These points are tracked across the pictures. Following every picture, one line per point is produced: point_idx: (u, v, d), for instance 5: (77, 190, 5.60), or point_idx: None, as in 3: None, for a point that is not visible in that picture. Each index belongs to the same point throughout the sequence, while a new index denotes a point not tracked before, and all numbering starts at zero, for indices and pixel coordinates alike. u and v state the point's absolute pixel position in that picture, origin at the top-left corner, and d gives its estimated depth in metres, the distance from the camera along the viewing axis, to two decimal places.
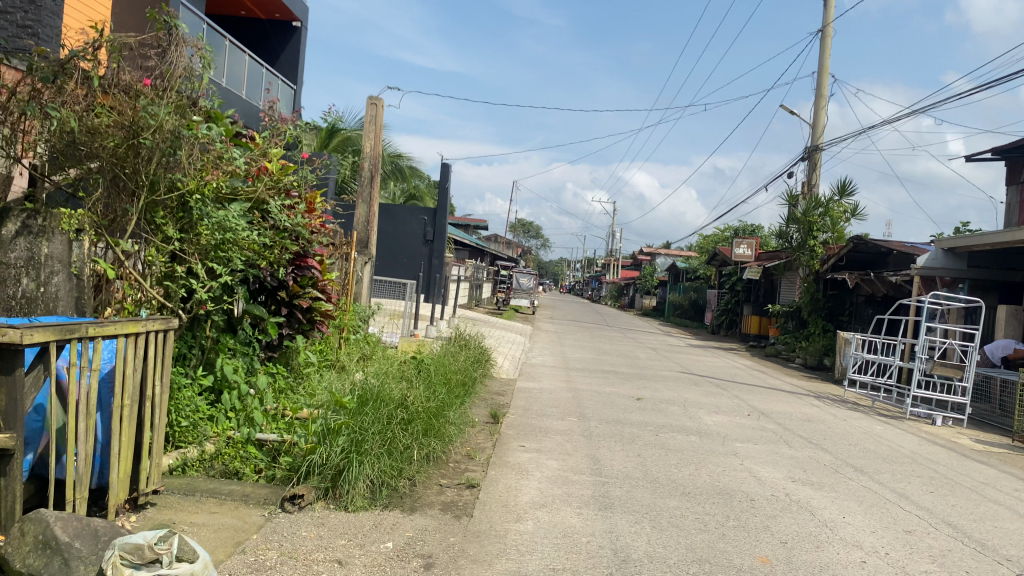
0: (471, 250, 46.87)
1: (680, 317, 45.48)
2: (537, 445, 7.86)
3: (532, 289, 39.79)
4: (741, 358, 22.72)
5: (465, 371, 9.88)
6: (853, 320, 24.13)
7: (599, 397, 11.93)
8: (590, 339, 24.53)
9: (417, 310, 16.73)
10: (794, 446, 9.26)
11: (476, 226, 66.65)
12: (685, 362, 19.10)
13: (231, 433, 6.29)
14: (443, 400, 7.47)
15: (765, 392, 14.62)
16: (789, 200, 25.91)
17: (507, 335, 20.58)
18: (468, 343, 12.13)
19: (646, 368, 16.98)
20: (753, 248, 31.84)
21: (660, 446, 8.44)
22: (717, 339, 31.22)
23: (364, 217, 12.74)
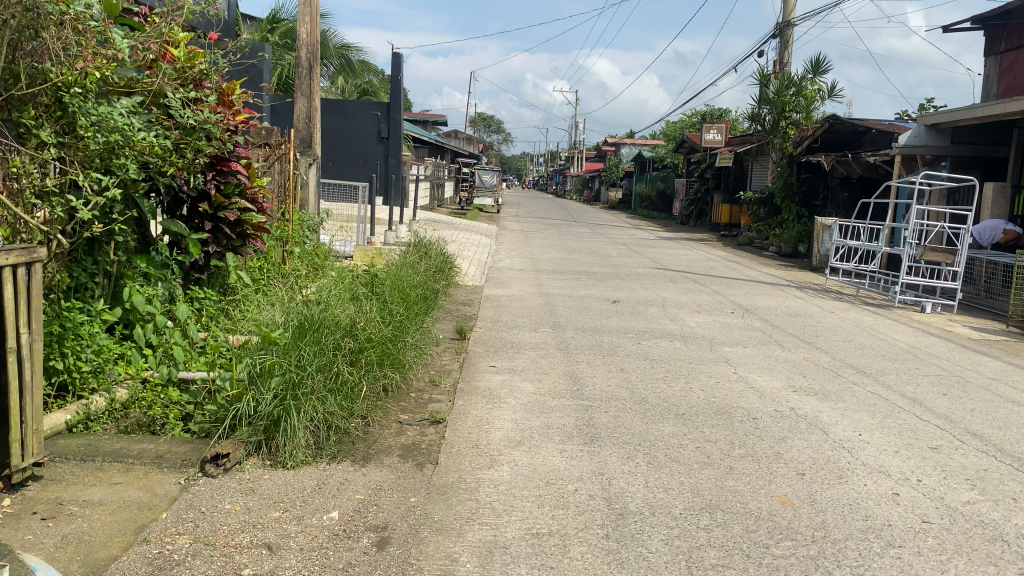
0: (430, 147, 45.19)
1: (647, 208, 44.69)
2: (508, 365, 6.99)
3: (495, 186, 38.53)
4: (714, 249, 22.01)
5: (426, 281, 8.93)
6: (828, 204, 23.43)
7: (573, 301, 11.09)
8: (557, 236, 23.64)
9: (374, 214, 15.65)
10: (788, 347, 8.53)
11: (435, 122, 64.52)
12: (658, 258, 18.29)
13: (147, 375, 5.31)
14: (399, 320, 6.51)
15: (745, 285, 13.92)
16: (760, 81, 24.72)
17: (472, 236, 19.61)
18: (430, 248, 11.14)
19: (619, 265, 16.17)
20: (723, 134, 30.76)
21: (645, 357, 7.63)
22: (687, 230, 30.51)
23: (305, 114, 11.52)
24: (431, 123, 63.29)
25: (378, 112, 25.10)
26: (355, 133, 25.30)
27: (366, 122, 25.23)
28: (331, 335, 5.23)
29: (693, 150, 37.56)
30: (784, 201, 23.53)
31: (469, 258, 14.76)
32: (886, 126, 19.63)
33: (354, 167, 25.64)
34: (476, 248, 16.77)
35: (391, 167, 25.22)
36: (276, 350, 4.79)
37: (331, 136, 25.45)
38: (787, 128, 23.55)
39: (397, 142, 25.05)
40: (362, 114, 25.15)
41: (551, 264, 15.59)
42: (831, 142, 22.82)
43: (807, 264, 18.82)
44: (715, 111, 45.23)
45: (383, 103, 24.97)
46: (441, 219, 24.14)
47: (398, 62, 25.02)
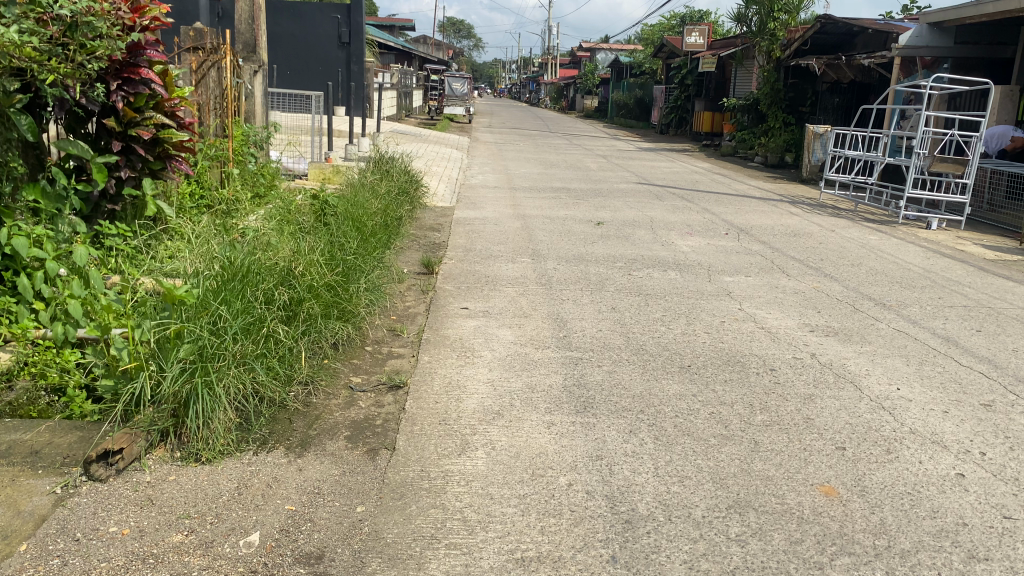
0: (398, 54, 43.11)
1: (625, 117, 43.28)
2: (483, 307, 6.04)
3: (466, 95, 36.87)
4: (697, 161, 20.99)
5: (387, 207, 7.89)
6: (816, 111, 22.35)
7: (553, 224, 10.13)
8: (532, 148, 22.46)
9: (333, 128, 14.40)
10: (795, 275, 7.66)
11: (402, 28, 61.85)
12: (640, 171, 17.26)
13: (37, 335, 4.31)
14: (352, 260, 5.49)
15: (735, 201, 12.97)
16: None
17: (443, 150, 18.42)
18: (393, 166, 10.05)
19: (599, 181, 15.14)
20: (705, 38, 29.29)
21: (638, 291, 6.73)
22: (667, 140, 29.35)
23: (248, 12, 10.24)
24: (399, 28, 60.58)
25: (338, 15, 23.58)
26: (314, 37, 23.75)
27: (325, 26, 23.68)
28: (263, 285, 4.26)
29: (673, 54, 36.01)
30: (770, 108, 22.40)
31: (439, 176, 13.66)
32: (882, 27, 18.43)
33: (314, 75, 24.07)
34: (445, 164, 15.64)
35: (354, 75, 23.80)
36: (187, 308, 3.81)
37: (286, 40, 23.80)
38: (775, 29, 22.23)
39: (360, 47, 23.61)
40: (321, 17, 23.58)
41: (527, 180, 14.54)
42: (821, 44, 21.58)
43: (796, 175, 17.87)
44: (696, 13, 43.39)
45: (343, 5, 23.44)
46: (408, 131, 22.82)
47: None
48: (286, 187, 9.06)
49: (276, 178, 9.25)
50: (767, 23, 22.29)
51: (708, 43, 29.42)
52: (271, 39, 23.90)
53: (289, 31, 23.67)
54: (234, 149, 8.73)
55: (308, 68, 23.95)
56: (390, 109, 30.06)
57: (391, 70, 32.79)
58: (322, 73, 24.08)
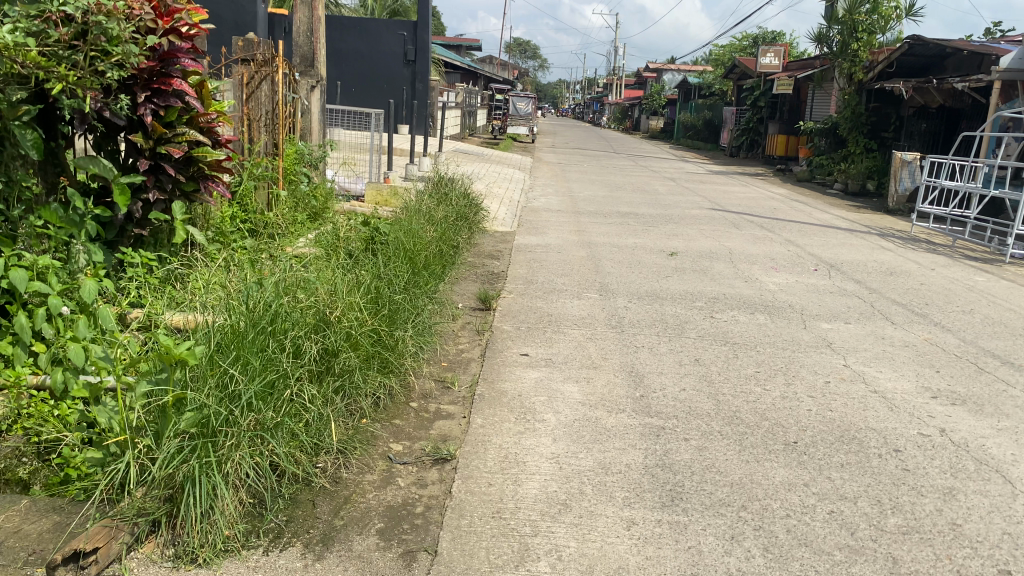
0: (463, 72, 42.90)
1: (692, 140, 42.24)
2: (546, 354, 5.29)
3: (531, 114, 36.35)
4: (772, 186, 19.95)
5: (444, 236, 7.22)
6: (899, 137, 21.11)
7: (622, 253, 9.36)
8: (598, 170, 21.73)
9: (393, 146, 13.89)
10: (901, 324, 6.74)
11: (468, 46, 61.89)
12: (712, 197, 16.35)
13: (32, 385, 3.71)
14: (399, 300, 4.80)
15: (819, 232, 12.00)
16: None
17: (505, 171, 17.79)
18: (452, 188, 9.40)
19: (669, 205, 14.31)
20: (781, 59, 28.21)
21: (723, 340, 5.90)
22: (738, 163, 28.28)
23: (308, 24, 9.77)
24: (465, 47, 60.60)
25: (404, 32, 23.31)
26: (378, 54, 23.47)
27: (390, 42, 23.41)
28: (290, 335, 3.59)
29: (745, 76, 34.92)
30: (850, 133, 21.25)
31: (500, 198, 13.01)
32: (978, 48, 17.23)
33: (377, 91, 23.81)
34: (507, 185, 14.99)
35: (419, 92, 23.51)
36: (194, 366, 3.14)
37: (351, 56, 23.59)
38: (857, 50, 21.11)
39: (425, 64, 23.32)
40: (387, 34, 23.33)
41: (593, 204, 13.80)
42: (907, 66, 20.39)
43: (881, 205, 16.74)
44: (769, 34, 42.21)
45: (410, 22, 23.17)
46: (470, 150, 22.30)
47: None
48: (337, 210, 8.47)
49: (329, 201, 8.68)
50: (849, 43, 21.19)
51: (784, 64, 28.33)
52: (335, 54, 23.65)
53: (354, 47, 23.44)
54: (286, 169, 8.19)
55: (372, 84, 23.67)
56: (453, 127, 29.66)
57: (456, 87, 32.45)
58: (385, 90, 23.81)
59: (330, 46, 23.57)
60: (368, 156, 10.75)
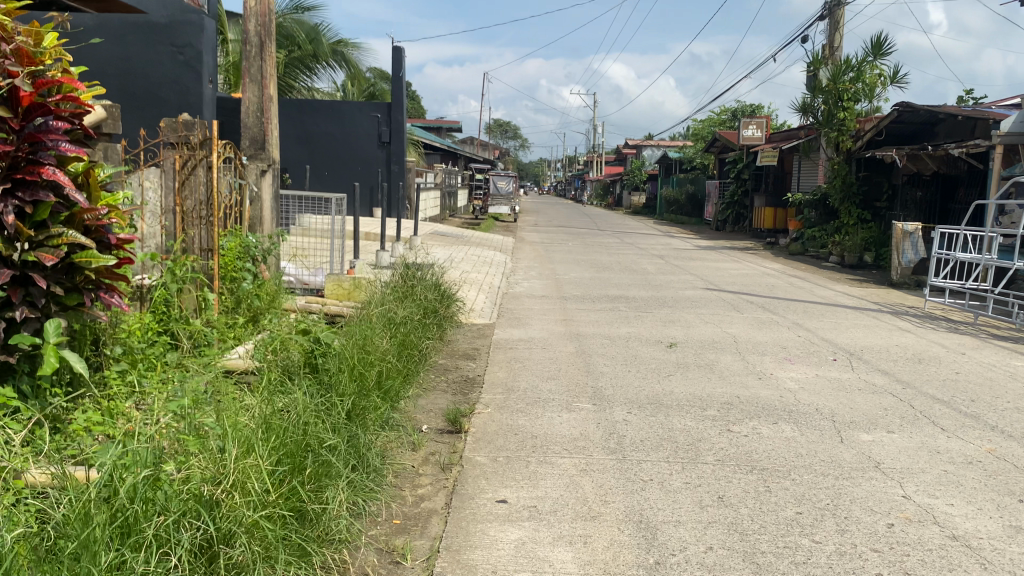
0: (443, 154, 42.55)
1: (676, 214, 41.81)
2: (531, 498, 4.14)
3: (512, 194, 35.80)
4: (765, 261, 19.10)
5: (403, 340, 6.17)
6: (893, 206, 20.46)
7: (615, 346, 8.30)
8: (582, 248, 20.88)
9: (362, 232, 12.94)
10: (953, 430, 5.65)
11: (449, 129, 62.11)
12: (705, 275, 15.43)
13: None
14: (331, 443, 3.74)
15: (827, 312, 11.01)
16: (811, 68, 21.78)
17: (485, 253, 16.90)
18: (421, 278, 8.38)
19: (661, 286, 13.35)
20: (763, 131, 27.84)
21: (749, 464, 4.78)
22: (726, 237, 27.57)
23: (258, 104, 8.90)
24: (445, 129, 60.67)
25: (378, 113, 22.78)
26: (352, 136, 22.84)
27: (364, 124, 22.81)
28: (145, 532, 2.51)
29: (727, 149, 34.62)
30: (842, 203, 20.57)
31: (479, 285, 12.01)
32: (971, 113, 16.66)
33: (352, 175, 23.07)
34: (487, 270, 14.03)
35: (394, 174, 22.98)
36: None
37: (325, 140, 22.90)
38: (844, 119, 20.62)
39: (401, 146, 22.80)
40: (360, 116, 22.74)
41: (579, 287, 12.81)
42: (896, 134, 19.86)
43: (883, 278, 15.85)
44: (748, 108, 42.27)
45: (383, 103, 22.67)
46: (448, 231, 21.53)
47: (399, 58, 22.56)
48: (288, 311, 7.43)
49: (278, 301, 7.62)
50: (834, 112, 20.70)
51: (766, 135, 27.93)
52: (306, 137, 22.91)
53: (328, 130, 22.77)
54: (225, 265, 7.14)
55: (346, 167, 23.00)
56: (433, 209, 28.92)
57: (434, 168, 31.87)
58: (360, 174, 23.06)
59: (300, 128, 22.80)
60: (328, 246, 9.74)
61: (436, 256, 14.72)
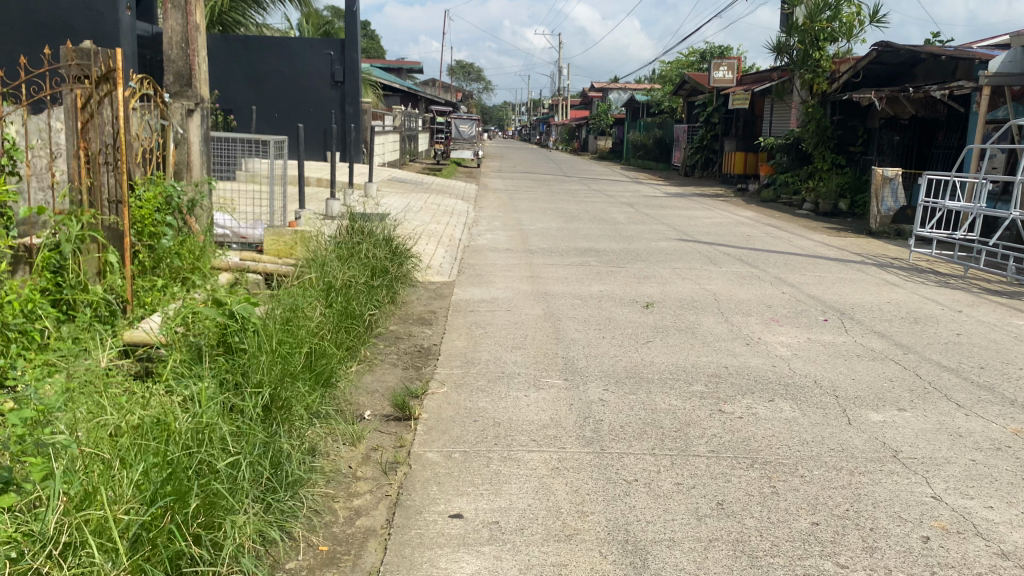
0: (404, 96, 41.06)
1: (643, 159, 41.00)
2: (493, 513, 3.37)
3: (475, 138, 34.64)
4: (738, 208, 18.42)
5: (343, 308, 5.36)
6: (868, 151, 19.84)
7: (586, 306, 7.54)
8: (548, 195, 20.04)
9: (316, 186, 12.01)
10: (971, 406, 5.00)
11: (410, 71, 60.29)
12: (677, 224, 14.70)
13: None
14: (234, 459, 3.01)
15: (809, 265, 10.34)
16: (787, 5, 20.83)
17: (445, 201, 15.98)
18: (370, 232, 7.52)
19: (632, 237, 12.60)
20: (735, 73, 26.96)
21: (748, 457, 4.07)
22: (695, 183, 26.87)
23: (183, 36, 7.82)
24: (407, 71, 58.83)
25: (332, 51, 21.49)
26: (303, 75, 21.57)
27: (316, 62, 21.52)
28: None
29: (696, 92, 33.72)
30: (816, 149, 19.91)
31: (437, 237, 11.15)
32: (954, 53, 15.93)
33: (305, 118, 21.81)
34: (447, 220, 13.14)
35: (349, 116, 21.71)
36: None
37: (276, 81, 21.58)
38: (819, 60, 19.81)
39: (356, 86, 21.54)
40: (312, 53, 21.44)
41: (546, 238, 12.00)
42: (873, 76, 19.12)
43: (861, 227, 15.25)
44: (718, 50, 41.27)
45: (337, 40, 21.38)
46: (407, 177, 20.53)
47: None
48: (215, 276, 6.56)
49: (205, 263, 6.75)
50: (810, 52, 19.87)
51: (737, 78, 27.07)
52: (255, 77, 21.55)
53: (279, 70, 21.41)
54: (141, 220, 6.21)
55: (298, 109, 21.76)
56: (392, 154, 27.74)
57: (394, 111, 30.57)
58: (315, 117, 21.80)
59: (248, 66, 21.55)
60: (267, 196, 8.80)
61: (393, 206, 13.78)
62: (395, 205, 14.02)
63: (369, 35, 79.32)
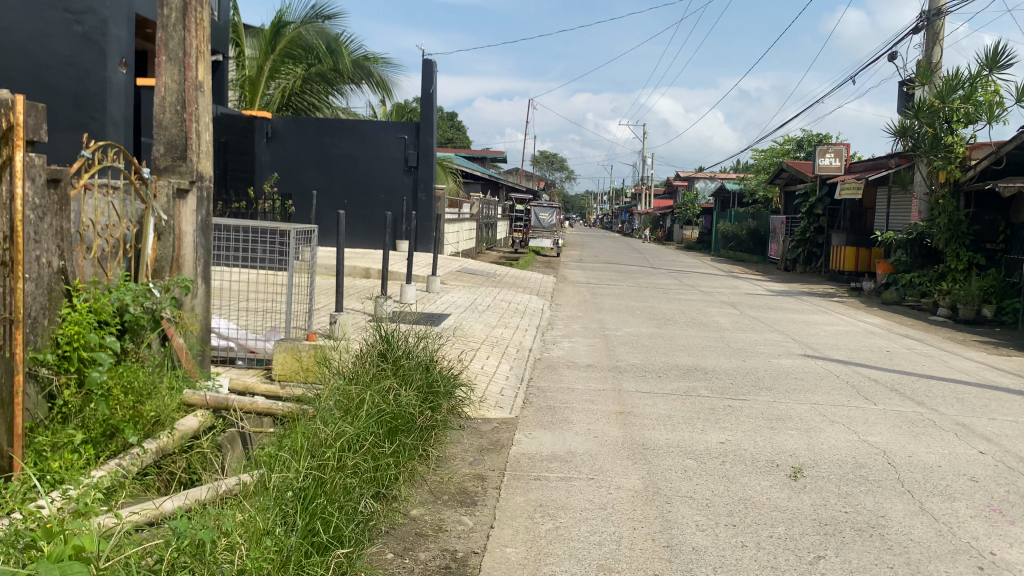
0: (484, 182, 39.97)
1: (734, 251, 38.43)
2: None
3: (556, 227, 32.88)
4: (861, 313, 15.78)
5: (310, 521, 3.26)
6: (1011, 249, 16.95)
7: (705, 472, 5.22)
8: (636, 291, 17.81)
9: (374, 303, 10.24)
10: None
11: (493, 158, 59.86)
12: (794, 334, 12.20)
13: None
14: None
15: (994, 402, 7.74)
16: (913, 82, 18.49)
17: (518, 299, 13.95)
18: (403, 356, 5.47)
19: (743, 351, 10.20)
20: (842, 159, 24.53)
21: None
22: (798, 279, 24.20)
23: (179, 99, 6.14)
24: (490, 158, 58.14)
25: (405, 134, 20.16)
26: (375, 159, 20.20)
27: (388, 147, 20.18)
28: None
29: (796, 180, 31.29)
30: (948, 245, 17.24)
31: (502, 348, 9.03)
32: None
33: (374, 204, 20.36)
34: (518, 324, 11.07)
35: (421, 203, 20.21)
36: None
37: (345, 165, 20.29)
38: (951, 145, 17.26)
39: (430, 172, 20.14)
40: (385, 137, 20.13)
41: (637, 351, 9.74)
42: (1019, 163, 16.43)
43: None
44: (816, 138, 38.91)
45: (412, 123, 20.07)
46: (478, 268, 18.66)
47: (431, 71, 19.94)
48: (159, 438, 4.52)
49: (146, 414, 4.63)
50: (940, 135, 17.39)
51: (846, 166, 24.61)
52: (323, 160, 20.28)
53: (348, 154, 20.16)
54: (69, 340, 4.43)
55: (367, 195, 20.33)
56: (467, 243, 26.10)
57: (471, 197, 29.12)
58: (384, 203, 20.35)
59: (319, 151, 20.14)
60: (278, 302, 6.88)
61: (455, 306, 11.76)
62: (460, 304, 11.98)
63: (454, 123, 79.96)
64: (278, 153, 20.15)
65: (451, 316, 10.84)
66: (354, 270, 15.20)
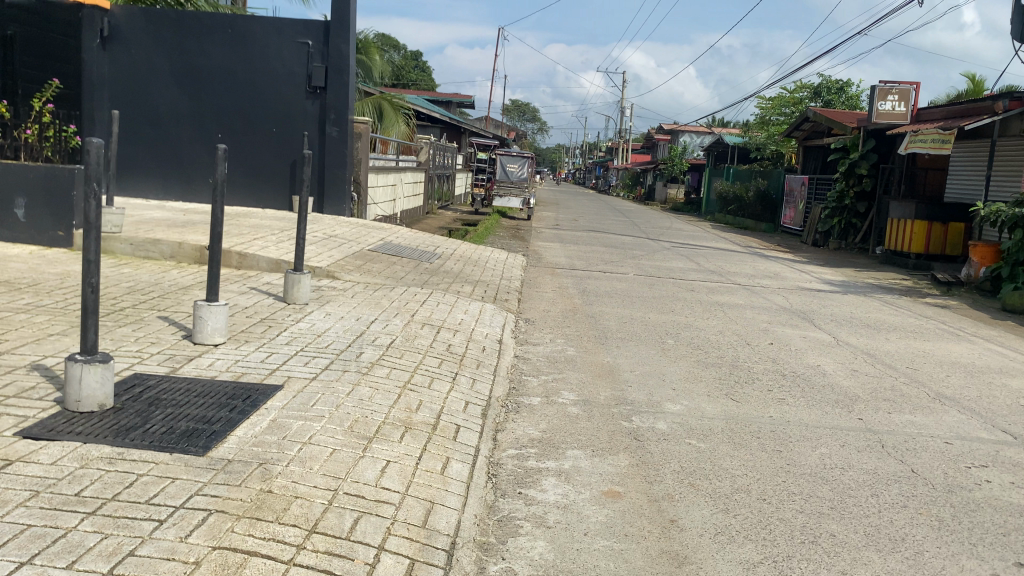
0: (443, 127, 33.43)
1: (733, 217, 32.51)
2: None
3: (525, 181, 26.54)
4: (1009, 336, 9.94)
5: None
6: None
7: None
8: (646, 284, 11.77)
9: (73, 381, 4.01)
10: None
11: (459, 105, 53.28)
12: (990, 409, 6.25)
13: None
14: None
15: None
16: None
17: (455, 310, 7.80)
18: None
19: (976, 510, 4.20)
20: (909, 103, 18.38)
21: None
22: (843, 262, 18.33)
23: None
24: (456, 104, 51.46)
25: (308, 40, 13.76)
26: (263, 76, 13.83)
27: (283, 57, 13.82)
28: None
29: (823, 132, 25.33)
30: None
31: (351, 563, 2.93)
32: None
33: (260, 143, 13.97)
34: (435, 401, 4.95)
35: (331, 141, 13.86)
36: None
37: (218, 82, 13.90)
38: None
39: (343, 95, 13.77)
40: (278, 43, 13.79)
41: (730, 525, 3.72)
42: None
43: None
44: (835, 85, 33.14)
45: (317, 21, 13.65)
46: (409, 242, 12.48)
47: None
48: None
49: None
50: None
51: (913, 111, 18.49)
52: (187, 75, 13.84)
53: (223, 65, 13.84)
54: None
55: (253, 127, 13.96)
56: (407, 203, 19.77)
57: (416, 141, 22.69)
58: (275, 141, 13.97)
59: (181, 60, 13.76)
60: None
61: (317, 352, 5.58)
62: (334, 343, 5.84)
63: (417, 66, 72.63)
64: (120, 62, 13.74)
65: (284, 387, 4.71)
66: (182, 250, 8.89)
